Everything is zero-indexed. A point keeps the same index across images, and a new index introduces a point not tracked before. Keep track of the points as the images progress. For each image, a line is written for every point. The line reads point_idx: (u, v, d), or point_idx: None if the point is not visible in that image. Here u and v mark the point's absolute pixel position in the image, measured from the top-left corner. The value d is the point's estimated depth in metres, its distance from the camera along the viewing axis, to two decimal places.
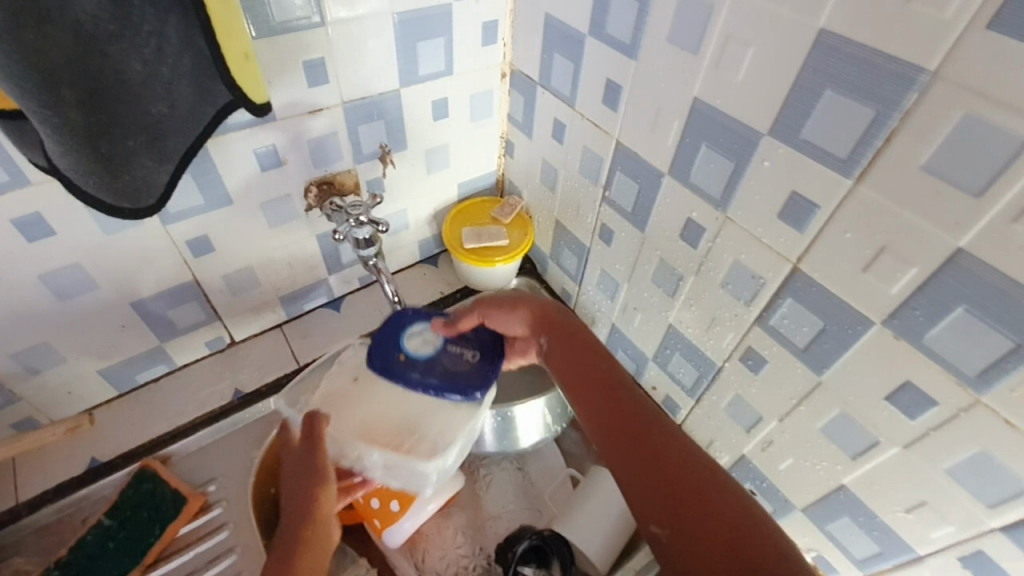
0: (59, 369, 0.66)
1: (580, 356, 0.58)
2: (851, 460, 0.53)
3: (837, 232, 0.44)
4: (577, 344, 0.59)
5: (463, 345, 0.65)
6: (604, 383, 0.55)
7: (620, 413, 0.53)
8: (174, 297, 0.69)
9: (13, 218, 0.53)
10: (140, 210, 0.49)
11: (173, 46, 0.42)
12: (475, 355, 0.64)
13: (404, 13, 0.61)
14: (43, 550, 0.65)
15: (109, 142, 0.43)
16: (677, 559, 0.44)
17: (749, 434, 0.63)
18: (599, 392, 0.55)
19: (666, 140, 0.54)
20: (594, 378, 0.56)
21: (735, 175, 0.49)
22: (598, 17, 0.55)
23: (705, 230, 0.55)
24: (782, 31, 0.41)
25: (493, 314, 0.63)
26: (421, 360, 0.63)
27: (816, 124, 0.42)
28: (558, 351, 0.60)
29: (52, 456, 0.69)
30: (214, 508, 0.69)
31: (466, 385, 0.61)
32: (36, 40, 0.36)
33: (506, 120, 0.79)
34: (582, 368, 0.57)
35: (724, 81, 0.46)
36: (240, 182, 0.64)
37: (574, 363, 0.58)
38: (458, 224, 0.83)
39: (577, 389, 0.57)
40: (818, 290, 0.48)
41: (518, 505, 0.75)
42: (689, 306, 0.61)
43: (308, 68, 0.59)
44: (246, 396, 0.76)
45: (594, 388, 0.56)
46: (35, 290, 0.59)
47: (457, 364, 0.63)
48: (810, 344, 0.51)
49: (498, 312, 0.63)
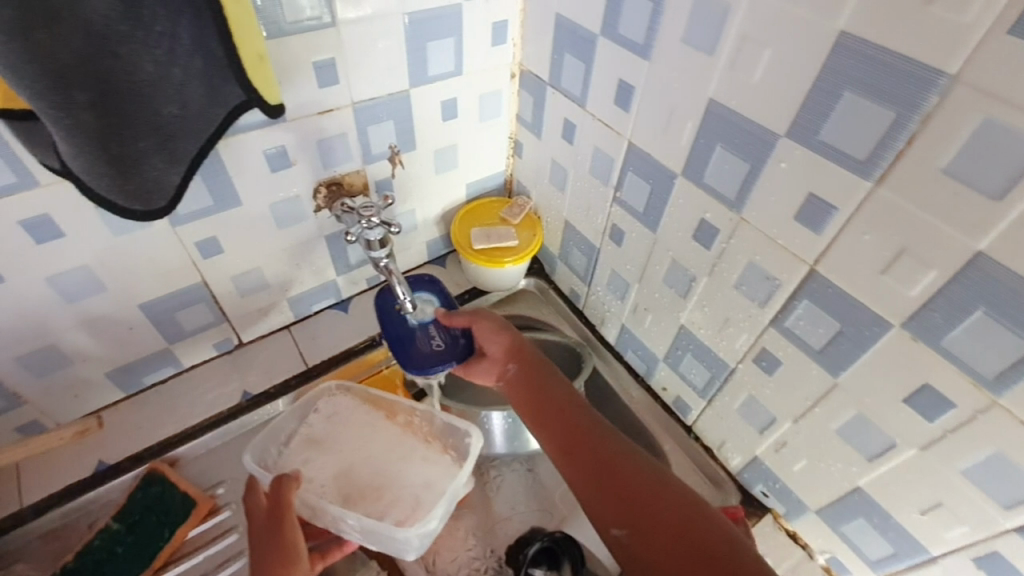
0: (66, 372, 0.66)
1: (536, 375, 0.61)
2: (867, 462, 0.53)
3: (856, 234, 0.44)
4: (538, 366, 0.62)
5: (438, 332, 0.73)
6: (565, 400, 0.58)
7: (580, 428, 0.55)
8: (181, 299, 0.69)
9: (21, 220, 0.53)
10: (152, 213, 0.49)
11: (184, 46, 0.42)
12: (440, 345, 0.71)
13: (414, 14, 0.61)
14: (50, 555, 0.64)
15: (120, 143, 0.42)
16: (639, 558, 0.46)
17: (762, 435, 0.63)
18: (554, 409, 0.58)
19: (680, 141, 0.54)
20: (550, 395, 0.59)
21: (751, 176, 0.49)
22: (610, 17, 0.55)
23: (719, 231, 0.55)
24: (801, 32, 0.41)
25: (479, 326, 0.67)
26: (404, 326, 0.74)
27: (835, 126, 0.42)
28: (517, 371, 0.63)
29: (58, 460, 0.69)
30: (222, 511, 0.68)
31: (411, 357, 0.71)
32: (46, 39, 0.35)
33: (514, 120, 0.79)
34: (541, 386, 0.60)
35: (741, 82, 0.46)
36: (250, 183, 0.63)
37: (539, 383, 0.61)
38: (466, 225, 0.83)
39: (536, 406, 0.59)
40: (835, 291, 0.47)
41: (528, 506, 0.75)
42: (701, 307, 0.61)
43: (318, 69, 0.59)
44: (253, 398, 0.76)
45: (556, 405, 0.58)
46: (43, 293, 0.59)
47: (422, 342, 0.72)
48: (826, 345, 0.50)
49: (483, 326, 0.66)
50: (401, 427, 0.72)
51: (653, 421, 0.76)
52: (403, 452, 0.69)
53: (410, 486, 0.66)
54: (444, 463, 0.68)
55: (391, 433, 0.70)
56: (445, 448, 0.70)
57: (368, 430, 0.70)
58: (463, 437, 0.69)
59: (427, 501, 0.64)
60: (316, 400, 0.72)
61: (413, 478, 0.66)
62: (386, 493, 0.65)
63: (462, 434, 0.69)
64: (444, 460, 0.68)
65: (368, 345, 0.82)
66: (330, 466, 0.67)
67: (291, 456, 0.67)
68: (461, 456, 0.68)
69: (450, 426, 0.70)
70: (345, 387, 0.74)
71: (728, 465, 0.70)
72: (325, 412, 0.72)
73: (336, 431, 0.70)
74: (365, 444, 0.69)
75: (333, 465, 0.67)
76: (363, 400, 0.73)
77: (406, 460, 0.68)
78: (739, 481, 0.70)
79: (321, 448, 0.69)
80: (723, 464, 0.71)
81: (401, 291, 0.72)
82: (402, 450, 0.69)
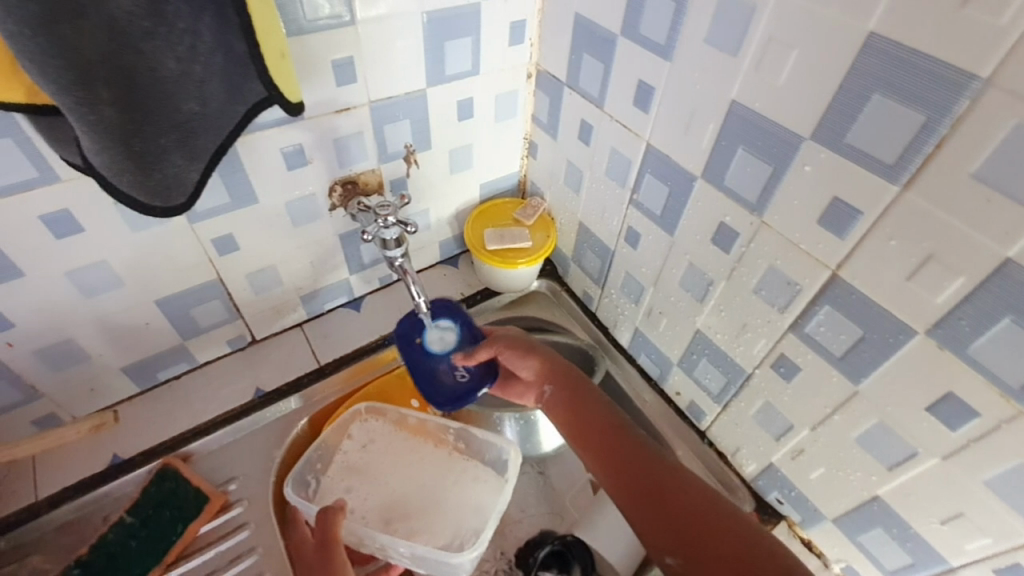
0: (83, 366, 0.67)
1: (574, 396, 0.61)
2: (887, 471, 0.52)
3: (882, 239, 0.43)
4: (574, 388, 0.62)
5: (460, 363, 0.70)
6: (605, 423, 0.58)
7: (624, 453, 0.55)
8: (197, 296, 0.69)
9: (41, 215, 0.53)
10: (171, 210, 0.49)
11: (206, 43, 0.42)
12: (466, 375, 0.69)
13: (432, 13, 0.61)
14: (64, 548, 0.64)
15: (142, 140, 0.43)
16: None
17: (778, 442, 0.62)
18: (596, 431, 0.58)
19: (700, 142, 0.53)
20: (590, 417, 0.59)
21: (774, 179, 0.48)
22: (631, 17, 0.54)
23: (738, 235, 0.54)
24: (829, 32, 0.40)
25: (506, 355, 0.66)
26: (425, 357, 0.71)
27: (862, 129, 0.41)
28: (554, 391, 0.63)
29: (74, 453, 0.69)
30: (234, 508, 0.69)
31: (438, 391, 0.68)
32: (71, 34, 0.36)
33: (529, 120, 0.79)
34: (580, 410, 0.60)
35: (765, 84, 0.46)
36: (267, 181, 0.64)
37: (578, 408, 0.61)
38: (479, 226, 0.83)
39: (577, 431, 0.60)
40: (859, 297, 0.47)
41: (538, 509, 0.74)
42: (718, 312, 0.61)
43: (336, 68, 0.59)
44: (266, 395, 0.76)
45: (596, 430, 0.58)
46: (62, 288, 0.59)
47: (447, 375, 0.70)
48: (847, 352, 0.50)
49: (512, 355, 0.66)
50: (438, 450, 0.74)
51: (666, 427, 0.75)
52: (445, 474, 0.71)
53: (455, 508, 0.68)
54: (488, 482, 0.70)
55: (432, 456, 0.73)
56: (488, 467, 0.72)
57: (407, 455, 0.73)
58: (500, 458, 0.71)
59: (475, 522, 0.67)
60: (349, 426, 0.74)
61: (458, 499, 0.69)
62: (432, 516, 0.68)
63: (497, 453, 0.71)
64: (488, 478, 0.71)
65: (380, 344, 0.82)
66: (372, 493, 0.69)
67: (332, 484, 0.70)
68: (502, 474, 0.70)
69: (489, 444, 0.72)
70: (375, 411, 0.75)
71: (742, 471, 0.70)
72: (360, 439, 0.73)
73: (375, 458, 0.72)
74: (407, 468, 0.72)
75: (376, 492, 0.69)
76: (396, 424, 0.75)
77: (450, 481, 0.71)
78: (753, 488, 0.69)
79: (361, 475, 0.71)
80: (737, 470, 0.70)
81: (414, 291, 0.71)
82: (445, 471, 0.72)
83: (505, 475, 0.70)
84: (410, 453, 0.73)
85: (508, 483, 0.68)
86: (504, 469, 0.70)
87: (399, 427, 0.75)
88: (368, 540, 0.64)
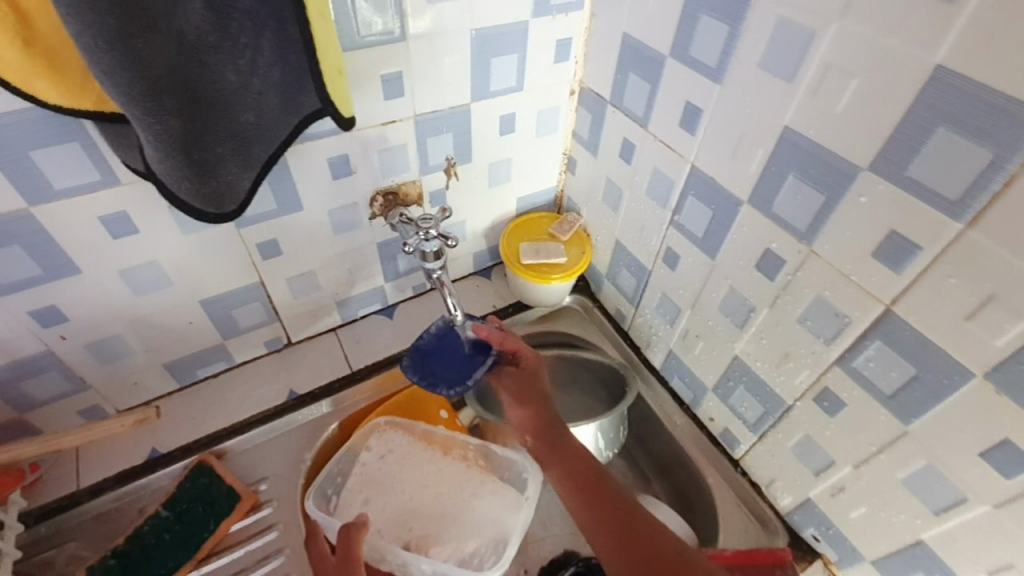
0: (128, 360, 0.69)
1: (578, 471, 0.57)
2: (933, 516, 0.50)
3: (939, 276, 0.42)
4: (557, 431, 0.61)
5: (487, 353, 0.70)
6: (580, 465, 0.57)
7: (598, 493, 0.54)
8: (239, 298, 0.71)
9: (100, 215, 0.56)
10: (224, 216, 0.50)
11: (266, 58, 0.43)
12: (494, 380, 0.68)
13: (481, 29, 0.61)
14: (100, 537, 0.66)
15: (201, 149, 0.44)
16: None
17: (817, 478, 0.60)
18: (610, 517, 0.52)
19: (749, 167, 0.52)
20: (604, 499, 0.54)
21: (826, 209, 0.47)
22: (681, 39, 0.54)
23: (785, 262, 0.53)
24: (893, 63, 0.39)
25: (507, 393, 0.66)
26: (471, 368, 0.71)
27: (925, 162, 0.40)
28: (557, 463, 0.58)
29: (116, 446, 0.71)
30: (264, 508, 0.70)
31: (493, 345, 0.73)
32: (143, 47, 0.37)
33: (570, 136, 0.79)
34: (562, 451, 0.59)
35: (822, 111, 0.44)
36: (313, 190, 0.65)
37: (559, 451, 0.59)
38: (515, 240, 0.83)
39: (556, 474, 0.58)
40: (912, 334, 0.45)
41: (563, 529, 0.74)
42: (759, 339, 0.59)
43: (385, 82, 0.60)
44: (299, 398, 0.77)
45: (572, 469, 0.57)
46: (116, 286, 0.62)
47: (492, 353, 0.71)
48: (898, 391, 0.48)
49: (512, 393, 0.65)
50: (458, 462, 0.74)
51: (697, 452, 0.74)
52: (469, 489, 0.71)
53: (477, 524, 0.68)
54: (508, 498, 0.70)
55: (452, 469, 0.73)
56: (508, 482, 0.72)
57: (428, 468, 0.73)
58: (520, 475, 0.71)
59: (493, 537, 0.67)
60: (367, 439, 0.74)
61: (478, 516, 0.69)
62: (452, 529, 0.68)
63: (518, 471, 0.72)
64: (509, 494, 0.71)
65: None
66: (391, 505, 0.70)
67: (350, 498, 0.70)
68: (522, 491, 0.70)
69: (508, 462, 0.73)
70: (393, 424, 0.75)
71: (776, 505, 0.67)
72: (377, 450, 0.74)
73: (393, 470, 0.73)
74: (427, 482, 0.72)
75: (395, 505, 0.70)
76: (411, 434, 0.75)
77: (474, 498, 0.70)
78: (787, 522, 0.67)
79: (378, 489, 0.71)
80: (771, 503, 0.68)
81: (449, 302, 0.71)
82: (468, 487, 0.71)
83: (525, 492, 0.70)
84: (431, 463, 0.73)
85: (529, 501, 0.68)
86: (521, 487, 0.71)
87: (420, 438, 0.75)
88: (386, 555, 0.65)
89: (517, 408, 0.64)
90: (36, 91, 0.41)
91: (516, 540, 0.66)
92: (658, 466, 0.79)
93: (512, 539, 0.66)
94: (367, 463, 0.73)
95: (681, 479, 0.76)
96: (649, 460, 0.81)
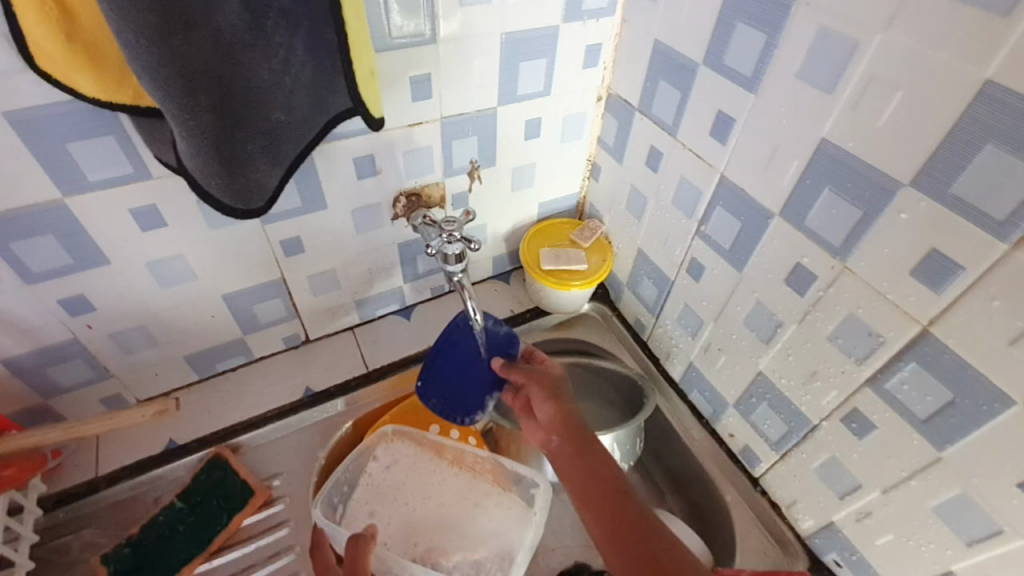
0: (150, 352, 0.70)
1: (602, 486, 0.52)
2: (965, 547, 0.48)
3: (983, 298, 0.40)
4: (586, 443, 0.56)
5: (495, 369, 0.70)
6: (607, 482, 0.52)
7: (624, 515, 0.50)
8: (261, 294, 0.72)
9: (130, 208, 0.56)
10: (251, 212, 0.50)
11: (299, 57, 0.43)
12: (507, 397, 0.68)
13: (512, 33, 0.61)
14: (116, 525, 0.67)
15: (232, 145, 0.44)
16: None
17: (842, 501, 0.58)
18: (635, 541, 0.48)
19: (782, 179, 0.51)
20: (630, 523, 0.49)
21: (863, 225, 0.46)
22: (715, 46, 0.53)
23: (816, 278, 0.51)
24: (941, 76, 0.38)
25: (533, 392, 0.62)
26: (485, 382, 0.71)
27: (971, 180, 0.38)
28: (581, 473, 0.54)
29: (135, 435, 0.72)
30: (276, 504, 0.70)
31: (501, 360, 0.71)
32: (181, 44, 0.37)
33: (596, 142, 0.78)
34: (588, 465, 0.54)
35: (863, 123, 0.43)
36: (338, 189, 0.66)
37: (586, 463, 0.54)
38: (535, 245, 0.83)
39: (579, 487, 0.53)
40: (951, 358, 0.43)
41: (574, 540, 0.73)
42: (785, 355, 0.58)
43: (414, 84, 0.60)
44: (315, 395, 0.77)
45: (598, 485, 0.52)
46: (143, 278, 0.62)
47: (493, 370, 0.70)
48: (933, 415, 0.46)
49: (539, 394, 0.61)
50: (467, 472, 0.74)
51: (716, 469, 0.72)
52: (472, 499, 0.71)
53: (483, 538, 0.68)
54: (514, 512, 0.70)
55: (457, 480, 0.73)
56: (516, 495, 0.71)
57: (432, 479, 0.73)
58: (528, 488, 0.70)
59: (501, 549, 0.66)
60: (374, 447, 0.73)
61: (483, 529, 0.68)
62: (456, 542, 0.67)
63: (526, 486, 0.70)
64: (517, 508, 0.70)
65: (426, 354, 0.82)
66: (395, 519, 0.69)
67: (356, 508, 0.70)
68: (529, 504, 0.70)
69: (517, 475, 0.71)
70: (402, 433, 0.74)
71: (797, 527, 0.66)
72: (383, 460, 0.73)
73: (398, 481, 0.72)
74: (430, 493, 0.72)
75: (400, 518, 0.69)
76: (418, 445, 0.74)
77: (478, 509, 0.70)
78: (808, 545, 0.65)
79: (383, 501, 0.71)
80: (791, 524, 0.66)
81: (468, 305, 0.70)
82: (473, 497, 0.71)
83: (533, 507, 0.69)
84: (435, 474, 0.73)
85: (536, 515, 0.68)
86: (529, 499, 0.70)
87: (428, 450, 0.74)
88: (394, 568, 0.65)
89: (544, 406, 0.60)
90: (72, 83, 0.42)
91: (524, 558, 0.65)
92: (673, 481, 0.78)
93: (519, 556, 0.65)
94: (371, 471, 0.72)
95: (698, 495, 0.74)
96: (665, 475, 0.79)
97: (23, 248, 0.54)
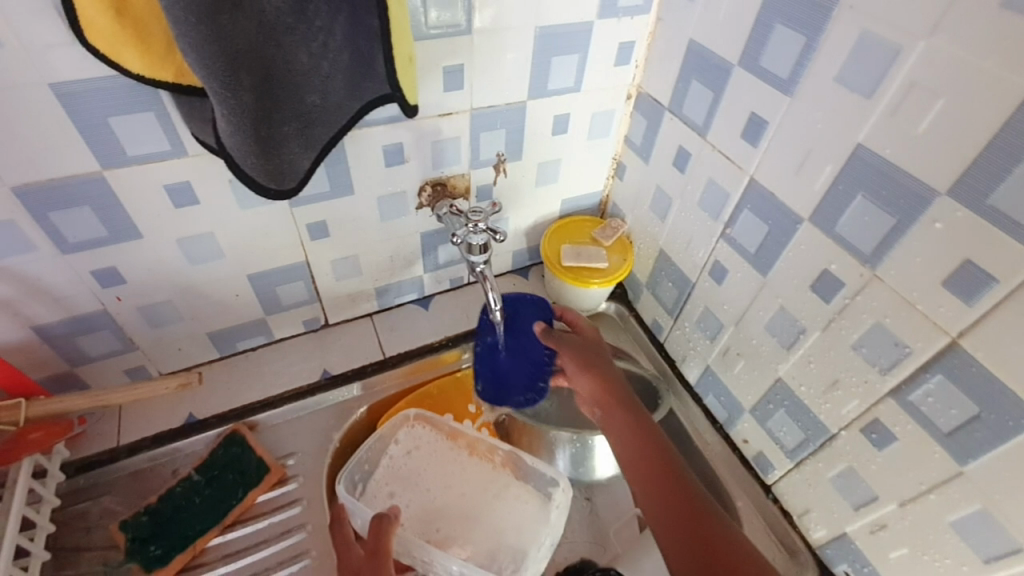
0: (175, 326, 0.71)
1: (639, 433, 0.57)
2: (983, 564, 0.47)
3: (1015, 312, 0.39)
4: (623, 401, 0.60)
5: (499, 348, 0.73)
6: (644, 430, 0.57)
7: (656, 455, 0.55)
8: (285, 276, 0.73)
9: (164, 183, 0.57)
10: (283, 193, 0.51)
11: (337, 42, 0.44)
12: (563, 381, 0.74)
13: (546, 27, 0.61)
14: (135, 493, 0.69)
15: (268, 126, 0.45)
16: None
17: (857, 512, 0.57)
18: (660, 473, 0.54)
19: (814, 183, 0.51)
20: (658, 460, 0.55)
21: (894, 233, 0.45)
22: (752, 47, 0.53)
23: (843, 285, 0.51)
24: (984, 86, 0.37)
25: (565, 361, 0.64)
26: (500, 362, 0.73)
27: (1009, 191, 0.38)
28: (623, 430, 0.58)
29: (157, 407, 0.74)
30: (290, 483, 0.71)
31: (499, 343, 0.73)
32: (228, 24, 0.38)
33: (622, 141, 0.78)
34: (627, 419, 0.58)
35: (901, 130, 0.43)
36: (365, 176, 0.66)
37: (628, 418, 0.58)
38: (556, 241, 0.83)
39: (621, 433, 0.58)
40: (979, 371, 0.43)
41: (582, 536, 0.73)
42: (806, 363, 0.57)
43: (446, 74, 0.61)
44: (332, 377, 0.79)
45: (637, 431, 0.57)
46: (173, 253, 0.64)
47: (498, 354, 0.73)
48: (956, 430, 0.45)
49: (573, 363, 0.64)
50: (489, 464, 0.74)
51: (728, 475, 0.71)
52: (492, 491, 0.72)
53: (498, 529, 0.69)
54: (531, 506, 0.70)
55: (478, 472, 0.73)
56: (533, 488, 0.72)
57: (453, 469, 0.73)
58: (545, 485, 0.71)
59: (514, 548, 0.67)
60: (396, 430, 0.74)
61: (501, 522, 0.69)
62: (470, 534, 0.68)
63: (544, 483, 0.71)
64: (531, 501, 0.71)
65: (443, 345, 0.83)
66: (415, 503, 0.70)
67: (376, 488, 0.71)
68: (547, 500, 0.70)
69: (537, 472, 0.72)
70: (423, 418, 0.75)
71: (808, 536, 0.65)
72: (404, 444, 0.74)
73: (419, 467, 0.73)
74: (452, 482, 0.72)
75: (419, 504, 0.70)
76: (437, 431, 0.75)
77: (497, 500, 0.71)
78: (818, 555, 0.64)
79: (404, 484, 0.71)
80: (802, 534, 0.66)
81: (489, 296, 0.70)
82: (493, 490, 0.72)
83: (550, 503, 0.70)
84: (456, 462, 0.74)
85: (553, 513, 0.69)
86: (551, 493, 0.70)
87: (449, 439, 0.75)
88: (411, 551, 0.66)
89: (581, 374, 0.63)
90: (122, 59, 0.43)
91: (537, 556, 0.66)
92: None
93: (534, 553, 0.66)
94: (391, 455, 0.73)
95: None
96: None
97: (61, 218, 0.56)
